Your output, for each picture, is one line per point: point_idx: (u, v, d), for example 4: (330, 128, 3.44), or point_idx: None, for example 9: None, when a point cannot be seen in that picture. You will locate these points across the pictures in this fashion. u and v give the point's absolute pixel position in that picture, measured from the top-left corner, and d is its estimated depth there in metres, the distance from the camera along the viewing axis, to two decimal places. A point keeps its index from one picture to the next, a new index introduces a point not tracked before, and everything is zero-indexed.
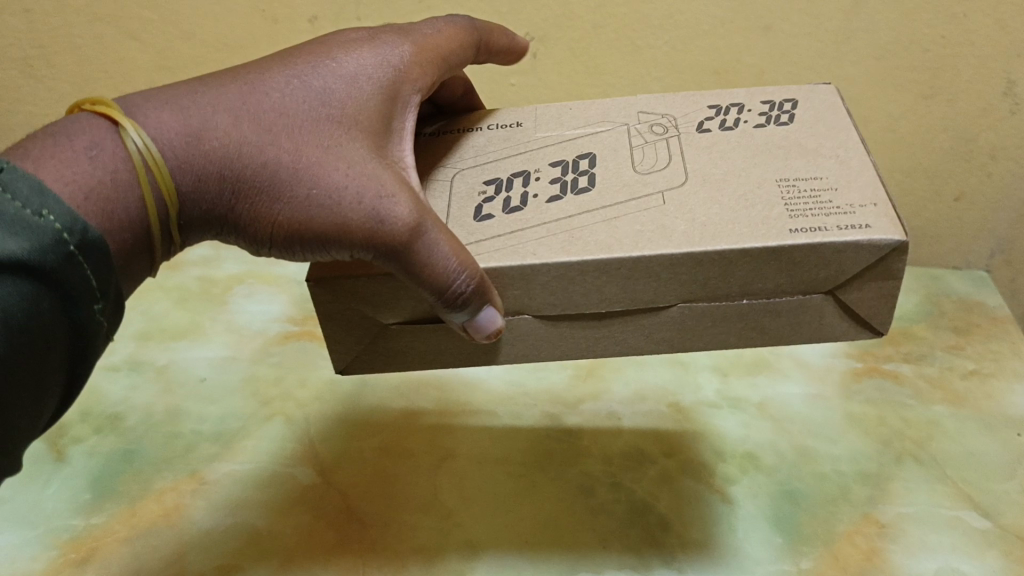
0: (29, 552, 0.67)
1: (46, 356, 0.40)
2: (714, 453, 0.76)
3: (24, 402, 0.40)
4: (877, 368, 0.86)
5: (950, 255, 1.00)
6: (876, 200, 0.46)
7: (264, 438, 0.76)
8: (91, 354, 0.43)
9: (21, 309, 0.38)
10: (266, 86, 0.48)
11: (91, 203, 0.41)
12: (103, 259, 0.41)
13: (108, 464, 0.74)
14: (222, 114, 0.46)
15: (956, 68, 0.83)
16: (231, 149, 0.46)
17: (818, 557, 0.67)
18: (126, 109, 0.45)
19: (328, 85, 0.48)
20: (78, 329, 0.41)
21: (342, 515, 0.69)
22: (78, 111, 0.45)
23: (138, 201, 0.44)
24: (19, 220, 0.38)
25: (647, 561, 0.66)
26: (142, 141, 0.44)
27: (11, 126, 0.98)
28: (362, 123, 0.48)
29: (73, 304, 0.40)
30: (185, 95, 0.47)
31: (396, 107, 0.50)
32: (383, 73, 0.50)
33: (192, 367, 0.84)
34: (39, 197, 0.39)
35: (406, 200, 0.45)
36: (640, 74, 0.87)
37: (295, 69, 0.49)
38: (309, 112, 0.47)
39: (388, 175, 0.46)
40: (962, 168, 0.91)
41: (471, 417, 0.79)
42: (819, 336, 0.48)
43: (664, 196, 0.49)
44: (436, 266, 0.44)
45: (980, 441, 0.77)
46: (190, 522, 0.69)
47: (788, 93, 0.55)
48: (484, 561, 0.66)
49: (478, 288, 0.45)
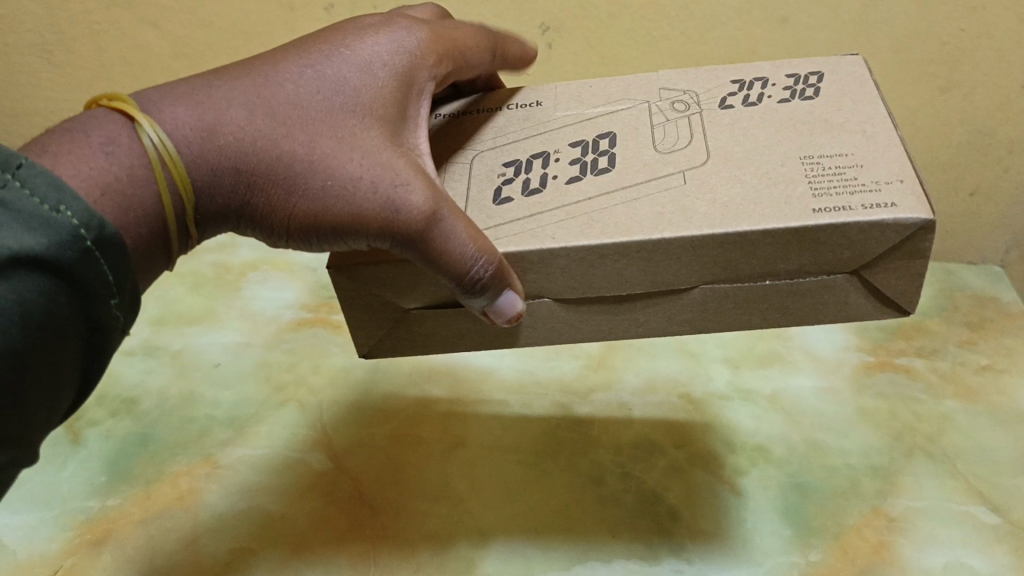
0: (45, 533, 0.68)
1: (62, 351, 0.41)
2: (725, 445, 0.76)
3: (40, 394, 0.40)
4: (889, 361, 0.86)
5: (965, 249, 1.00)
6: (903, 176, 0.45)
7: (278, 424, 0.77)
8: (107, 347, 0.43)
9: (38, 303, 0.38)
10: (280, 76, 0.48)
11: (107, 199, 0.42)
12: (120, 255, 0.41)
13: (123, 447, 0.75)
14: (235, 107, 0.46)
15: (974, 61, 0.82)
16: (245, 142, 0.46)
17: (827, 550, 0.67)
18: (141, 104, 0.45)
19: (342, 73, 0.49)
20: (94, 324, 0.42)
21: (353, 501, 0.70)
22: (94, 106, 0.45)
23: (154, 197, 0.44)
24: (36, 215, 0.38)
25: (657, 551, 0.67)
26: (159, 137, 0.44)
27: (29, 111, 0.99)
28: (377, 111, 0.48)
29: (89, 299, 0.41)
30: (199, 88, 0.47)
31: (412, 94, 0.50)
32: (397, 59, 0.50)
33: (207, 353, 0.84)
34: (56, 193, 0.39)
35: (422, 187, 0.45)
36: (654, 65, 0.87)
37: (309, 58, 0.49)
38: (324, 102, 0.48)
39: (403, 163, 0.46)
40: (978, 162, 0.91)
41: (483, 405, 0.79)
42: (843, 315, 0.49)
43: (685, 175, 0.49)
44: (453, 254, 0.45)
45: (993, 436, 0.77)
46: (203, 506, 0.70)
47: (813, 66, 0.55)
48: (494, 549, 0.67)
49: (496, 272, 0.45)
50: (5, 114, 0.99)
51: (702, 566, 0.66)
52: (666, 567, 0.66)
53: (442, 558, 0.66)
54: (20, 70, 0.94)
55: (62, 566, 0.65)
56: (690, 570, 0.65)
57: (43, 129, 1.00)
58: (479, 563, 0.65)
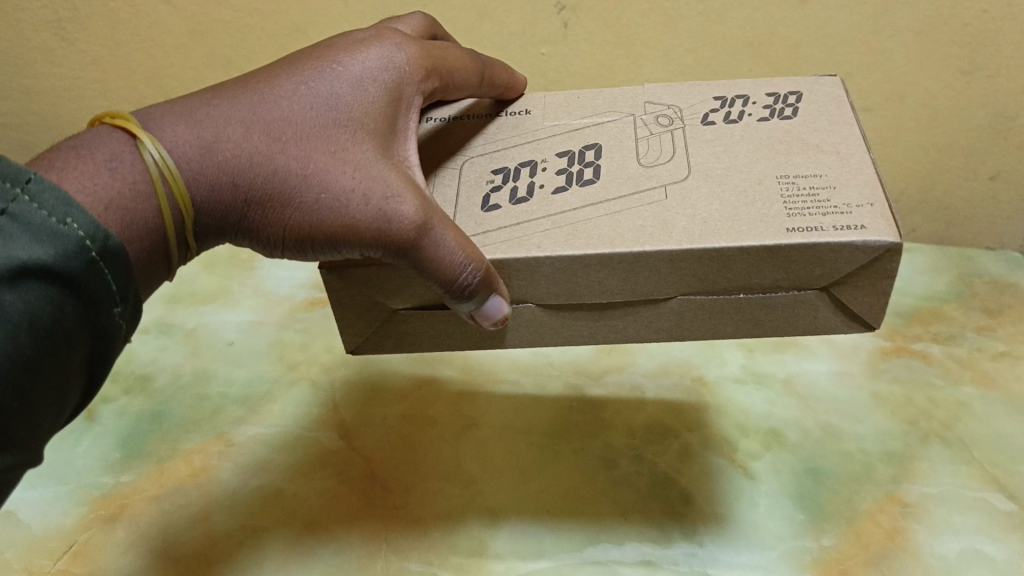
0: (61, 508, 0.68)
1: (68, 358, 0.41)
2: (737, 429, 0.75)
3: (46, 403, 0.40)
4: (905, 347, 0.85)
5: (984, 234, 0.99)
6: (873, 201, 0.45)
7: (291, 402, 0.76)
8: (110, 355, 0.43)
9: (46, 313, 0.39)
10: (275, 93, 0.48)
11: (111, 213, 0.41)
12: (124, 266, 0.41)
13: (138, 424, 0.75)
14: (232, 125, 0.46)
15: (997, 43, 0.81)
16: (242, 159, 0.46)
17: (840, 535, 0.67)
18: (142, 122, 0.45)
19: (333, 89, 0.48)
20: (99, 332, 0.42)
21: (365, 480, 0.70)
22: (98, 125, 0.44)
23: (154, 212, 0.43)
24: (43, 228, 0.38)
25: (668, 534, 0.67)
26: (160, 154, 0.43)
27: (45, 90, 0.99)
28: (368, 125, 0.48)
29: (94, 308, 0.41)
30: (198, 107, 0.47)
31: (400, 107, 0.50)
32: (388, 74, 0.50)
33: (220, 331, 0.84)
34: (64, 207, 0.39)
35: (412, 198, 0.45)
36: (672, 45, 0.86)
37: (303, 74, 0.49)
38: (317, 117, 0.47)
39: (394, 175, 0.46)
40: (1000, 146, 0.90)
41: (494, 388, 0.79)
42: (812, 329, 0.48)
43: (666, 190, 0.48)
44: (443, 264, 0.45)
45: (1010, 423, 0.77)
46: (217, 482, 0.70)
47: (793, 86, 0.54)
48: (505, 530, 0.66)
49: (485, 278, 0.45)
50: (21, 92, 0.99)
51: (714, 549, 0.66)
52: (677, 550, 0.65)
53: (453, 539, 0.66)
54: (35, 48, 0.94)
55: (77, 541, 0.65)
56: (702, 553, 0.65)
57: (58, 107, 1.00)
58: (490, 544, 0.65)
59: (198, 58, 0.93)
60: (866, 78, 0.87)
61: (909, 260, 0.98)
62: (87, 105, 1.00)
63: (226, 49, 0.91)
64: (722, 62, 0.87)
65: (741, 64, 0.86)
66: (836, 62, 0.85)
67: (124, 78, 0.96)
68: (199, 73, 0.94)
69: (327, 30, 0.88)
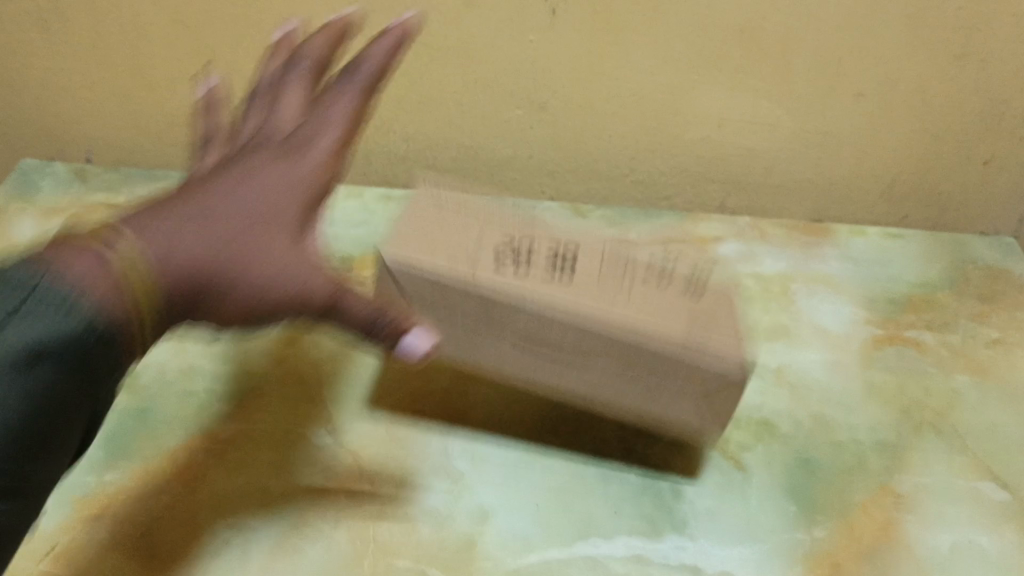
0: (44, 509, 0.66)
1: (73, 421, 0.55)
2: (728, 420, 0.75)
3: (61, 454, 0.55)
4: (899, 335, 0.84)
5: (977, 220, 0.98)
6: None
7: (278, 398, 0.75)
8: (98, 405, 0.57)
9: (44, 391, 0.52)
10: (210, 201, 0.59)
11: (113, 291, 0.52)
12: (119, 350, 0.54)
13: (121, 423, 0.72)
14: (185, 232, 0.57)
15: (989, 28, 0.81)
16: (191, 262, 0.56)
17: (832, 528, 0.67)
18: (126, 231, 0.55)
19: (252, 200, 0.60)
20: (95, 397, 0.56)
21: (353, 476, 0.69)
22: (81, 238, 0.54)
23: (129, 311, 0.53)
24: (54, 323, 0.51)
25: (659, 527, 0.66)
26: (120, 257, 0.53)
27: (24, 82, 0.95)
28: (282, 222, 0.59)
29: (86, 381, 0.54)
30: (164, 222, 0.57)
31: (311, 206, 0.62)
32: (298, 182, 0.61)
33: (206, 327, 0.82)
34: (67, 303, 0.51)
35: (323, 275, 0.59)
36: (661, 31, 0.84)
37: (226, 186, 0.60)
38: (252, 216, 0.59)
39: (308, 268, 0.59)
40: (994, 130, 0.89)
41: (483, 382, 0.78)
42: None
43: None
44: (361, 316, 0.60)
45: (1003, 411, 0.76)
46: (204, 481, 0.68)
47: None
48: (493, 525, 0.66)
49: (392, 329, 0.60)
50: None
51: (705, 543, 0.65)
52: (668, 544, 0.65)
53: (442, 535, 0.65)
54: (14, 39, 0.91)
55: (60, 543, 0.64)
56: (693, 547, 0.65)
57: (37, 99, 0.97)
58: (478, 540, 0.65)
59: (181, 50, 0.90)
60: (861, 64, 0.85)
61: (903, 245, 0.97)
62: (68, 98, 0.96)
63: (211, 39, 0.89)
64: (714, 48, 0.85)
65: (733, 49, 0.85)
66: (829, 46, 0.84)
67: (107, 69, 0.93)
68: (182, 64, 0.92)
69: (312, 19, 0.86)
